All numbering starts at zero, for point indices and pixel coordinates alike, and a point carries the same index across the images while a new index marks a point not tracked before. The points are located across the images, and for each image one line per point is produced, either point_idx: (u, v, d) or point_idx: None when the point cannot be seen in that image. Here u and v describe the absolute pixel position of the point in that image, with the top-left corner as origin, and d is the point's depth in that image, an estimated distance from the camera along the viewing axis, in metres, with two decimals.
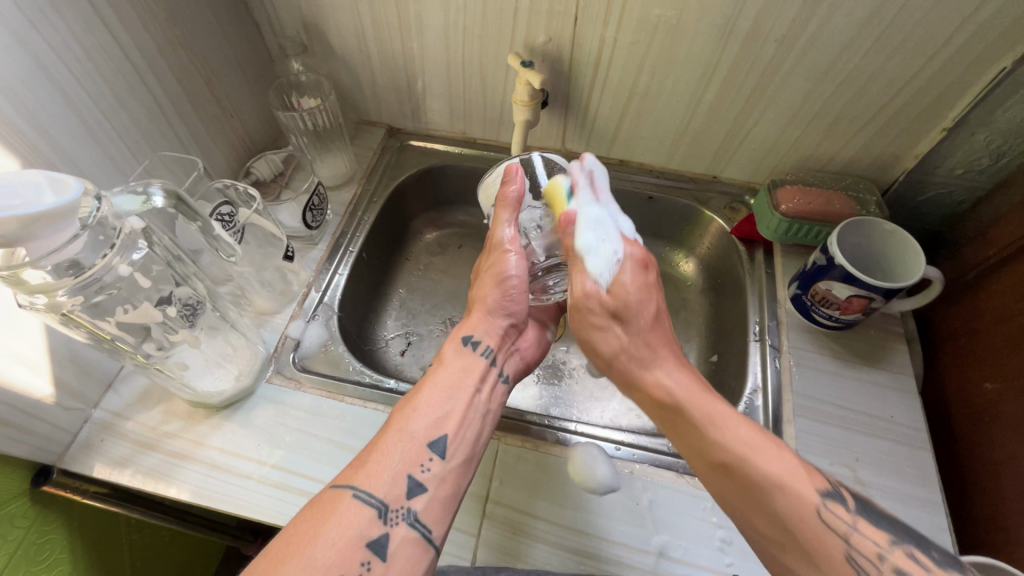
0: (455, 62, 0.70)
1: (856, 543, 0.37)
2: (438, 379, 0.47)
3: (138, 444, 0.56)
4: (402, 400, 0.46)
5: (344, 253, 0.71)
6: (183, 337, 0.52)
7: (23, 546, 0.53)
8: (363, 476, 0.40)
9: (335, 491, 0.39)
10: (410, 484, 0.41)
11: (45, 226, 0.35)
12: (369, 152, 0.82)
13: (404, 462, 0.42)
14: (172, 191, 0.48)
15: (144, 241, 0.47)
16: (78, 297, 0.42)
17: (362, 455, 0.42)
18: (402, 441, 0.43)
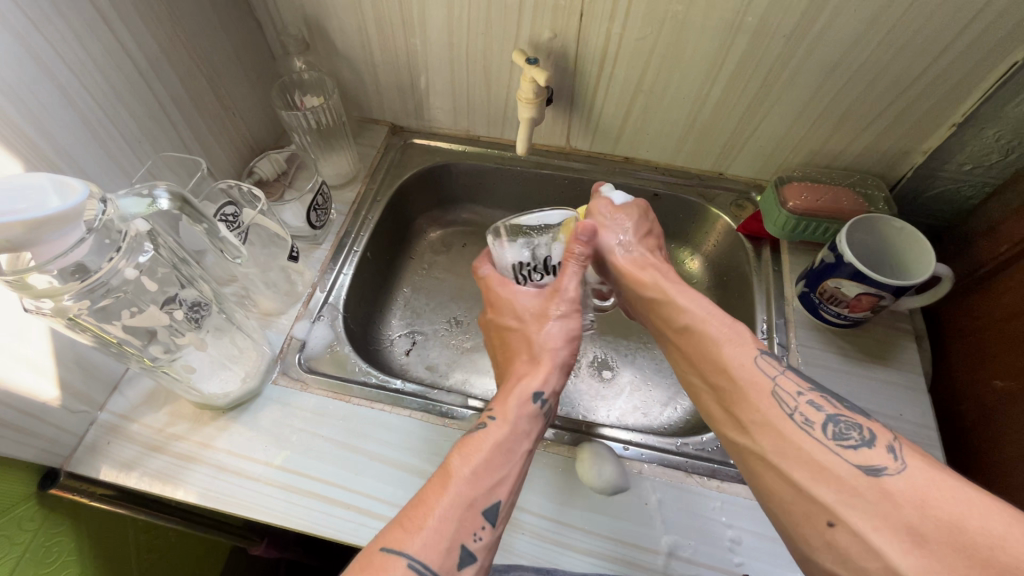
0: (459, 59, 0.69)
1: (782, 404, 0.43)
2: (498, 437, 0.46)
3: (145, 446, 0.56)
4: (458, 453, 0.44)
5: (349, 253, 0.71)
6: (190, 340, 0.52)
7: (31, 549, 0.53)
8: (419, 543, 0.38)
9: (386, 557, 0.37)
10: (463, 554, 0.39)
11: (51, 230, 0.35)
12: (371, 150, 0.81)
13: (459, 530, 0.40)
14: (177, 193, 0.47)
15: (149, 244, 0.47)
16: (85, 300, 0.42)
17: (414, 515, 0.40)
18: (459, 507, 0.41)
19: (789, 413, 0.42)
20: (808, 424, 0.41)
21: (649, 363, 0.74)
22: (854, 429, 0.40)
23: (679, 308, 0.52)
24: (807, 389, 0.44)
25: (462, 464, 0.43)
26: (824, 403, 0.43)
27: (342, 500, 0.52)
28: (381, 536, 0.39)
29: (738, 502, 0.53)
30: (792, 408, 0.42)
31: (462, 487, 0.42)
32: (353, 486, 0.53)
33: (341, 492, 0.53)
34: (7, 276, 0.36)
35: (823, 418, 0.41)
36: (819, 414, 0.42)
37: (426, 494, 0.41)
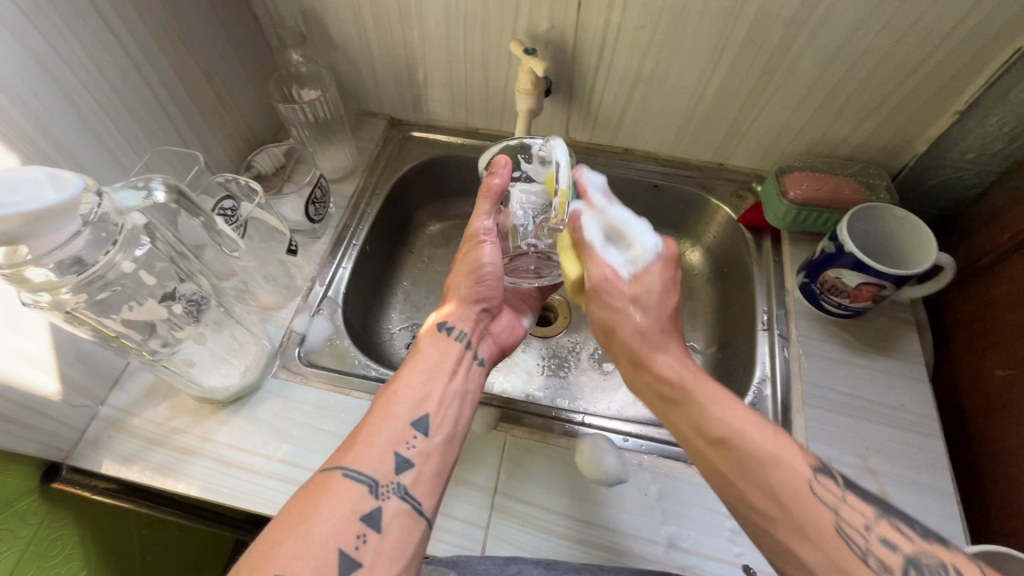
0: (456, 50, 0.69)
1: (850, 545, 0.37)
2: (416, 363, 0.48)
3: (146, 440, 0.56)
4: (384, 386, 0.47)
5: (348, 247, 0.71)
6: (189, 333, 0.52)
7: (34, 543, 0.54)
8: (352, 458, 0.41)
9: (322, 475, 0.40)
10: (397, 461, 0.42)
11: (47, 223, 0.35)
12: (370, 143, 0.81)
13: (387, 441, 0.42)
14: (174, 185, 0.46)
15: (147, 238, 0.47)
16: (82, 294, 0.42)
17: (347, 440, 0.43)
18: (385, 424, 0.43)
19: (862, 557, 0.36)
20: (887, 570, 0.35)
21: None
22: (940, 573, 0.35)
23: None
24: (875, 517, 0.38)
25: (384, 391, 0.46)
26: (899, 538, 0.37)
27: None
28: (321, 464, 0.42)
29: None
30: (863, 550, 0.37)
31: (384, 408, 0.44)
32: None
33: None
34: (4, 270, 0.36)
35: (902, 561, 0.36)
36: (896, 555, 0.36)
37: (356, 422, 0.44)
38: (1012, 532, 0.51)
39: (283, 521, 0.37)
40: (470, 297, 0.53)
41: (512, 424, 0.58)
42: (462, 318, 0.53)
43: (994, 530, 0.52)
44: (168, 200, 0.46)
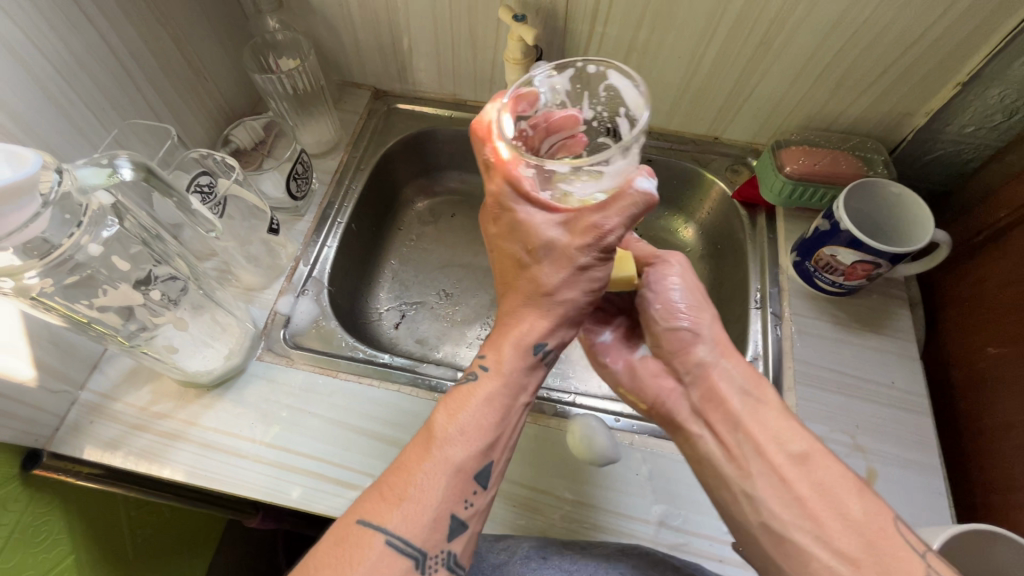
0: (443, 17, 0.65)
1: None
2: (490, 392, 0.44)
3: (128, 426, 0.55)
4: (447, 411, 0.43)
5: (333, 225, 0.69)
6: (168, 318, 0.50)
7: (20, 529, 0.53)
8: (398, 519, 0.38)
9: (363, 530, 0.37)
10: (453, 524, 0.40)
11: (7, 203, 0.33)
12: (353, 116, 0.78)
13: (445, 500, 0.40)
14: (140, 162, 0.44)
15: (114, 218, 0.45)
16: (49, 278, 0.40)
17: (394, 488, 0.39)
18: (446, 475, 0.40)
19: None
20: None
21: None
22: None
23: (793, 432, 0.44)
24: None
25: (446, 422, 0.42)
26: None
27: (333, 475, 0.52)
28: (357, 505, 0.39)
29: None
30: None
31: (437, 438, 0.42)
32: (343, 462, 0.53)
33: (330, 468, 0.53)
34: None
35: None
36: None
37: (407, 454, 0.42)
38: (997, 506, 0.51)
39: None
40: (528, 296, 0.47)
41: None
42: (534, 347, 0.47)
43: (978, 505, 0.53)
44: (136, 178, 0.44)
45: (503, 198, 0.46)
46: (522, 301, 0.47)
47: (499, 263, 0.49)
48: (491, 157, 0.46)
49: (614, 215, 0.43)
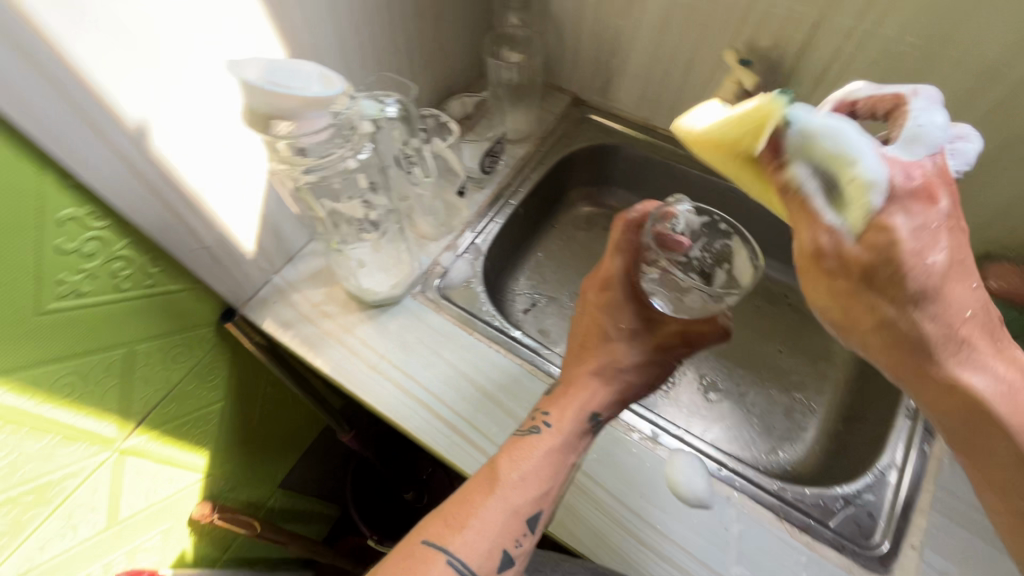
0: (666, 45, 0.69)
1: None
2: (548, 446, 0.49)
3: (300, 314, 0.66)
4: (507, 454, 0.48)
5: (504, 204, 0.75)
6: (370, 237, 0.62)
7: (199, 365, 0.66)
8: (460, 542, 0.42)
9: (428, 551, 0.41)
10: (504, 558, 0.43)
11: (312, 110, 0.41)
12: (552, 116, 0.83)
13: (501, 536, 0.44)
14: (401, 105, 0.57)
15: (369, 144, 0.53)
16: (315, 175, 0.49)
17: (458, 516, 0.44)
18: (503, 516, 0.44)
19: None
20: None
21: (760, 401, 0.72)
22: None
23: None
24: None
25: (508, 465, 0.47)
26: None
27: (443, 415, 0.58)
28: (424, 528, 0.43)
29: (825, 565, 0.49)
30: None
31: (500, 479, 0.46)
32: (455, 407, 0.58)
33: (443, 408, 0.58)
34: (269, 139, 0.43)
35: None
36: None
37: (472, 488, 0.46)
38: None
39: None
40: (601, 366, 0.55)
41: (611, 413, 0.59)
42: (592, 410, 0.52)
43: None
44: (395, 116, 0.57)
45: (609, 290, 0.57)
46: (589, 371, 0.55)
47: (577, 338, 0.58)
48: (614, 259, 0.57)
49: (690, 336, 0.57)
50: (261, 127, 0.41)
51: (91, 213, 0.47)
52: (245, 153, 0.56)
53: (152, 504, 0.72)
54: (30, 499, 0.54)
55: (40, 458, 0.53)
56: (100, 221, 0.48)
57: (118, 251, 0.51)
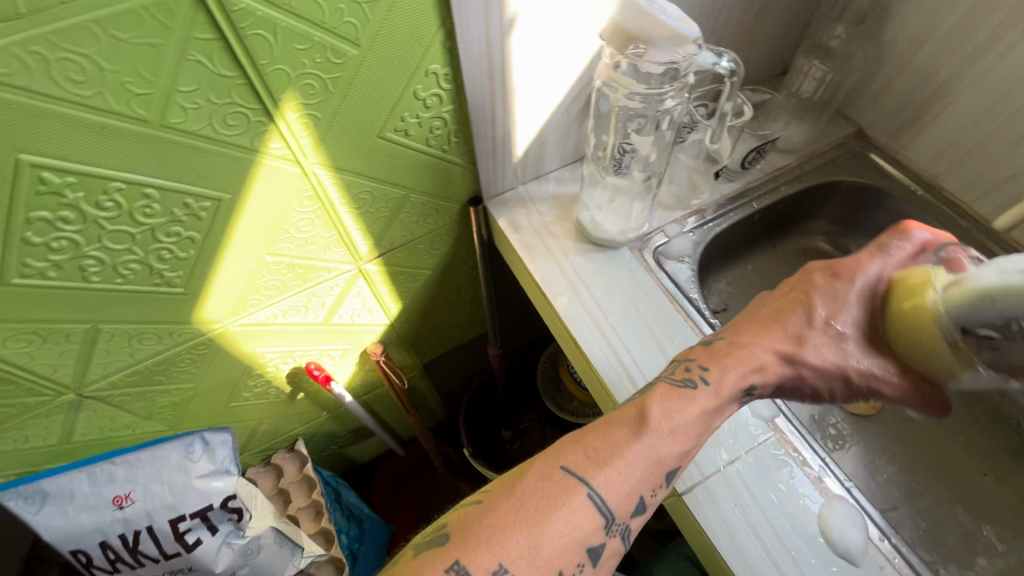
0: (1009, 104, 0.63)
1: None
2: (698, 408, 0.49)
3: (531, 224, 0.74)
4: (653, 403, 0.48)
5: (746, 203, 0.75)
6: (634, 175, 0.68)
7: (435, 233, 0.79)
8: (602, 479, 0.44)
9: (568, 478, 0.43)
10: (638, 503, 0.45)
11: (669, 43, 0.47)
12: (828, 139, 0.80)
13: (638, 483, 0.45)
14: (734, 66, 0.59)
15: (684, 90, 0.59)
16: (631, 85, 0.56)
17: (600, 453, 0.45)
18: (646, 463, 0.45)
19: None
20: None
21: (938, 511, 0.65)
22: None
23: None
24: None
25: (660, 415, 0.47)
26: None
27: (623, 356, 0.63)
28: (563, 454, 0.45)
29: None
30: None
31: (648, 426, 0.47)
32: (635, 356, 0.63)
33: (624, 351, 0.63)
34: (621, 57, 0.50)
35: None
36: None
37: (612, 430, 0.47)
38: None
39: (518, 508, 0.42)
40: (783, 336, 0.53)
41: (783, 432, 0.58)
42: (746, 381, 0.51)
43: None
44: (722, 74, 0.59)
45: (830, 272, 0.55)
46: (766, 336, 0.53)
47: (768, 303, 0.56)
48: (854, 252, 0.56)
49: (871, 365, 0.52)
50: (622, 46, 0.49)
51: (446, 75, 0.58)
52: (565, 70, 0.65)
53: (354, 323, 0.87)
54: (300, 269, 0.71)
55: (319, 246, 0.70)
56: (447, 83, 0.59)
57: (443, 112, 0.62)
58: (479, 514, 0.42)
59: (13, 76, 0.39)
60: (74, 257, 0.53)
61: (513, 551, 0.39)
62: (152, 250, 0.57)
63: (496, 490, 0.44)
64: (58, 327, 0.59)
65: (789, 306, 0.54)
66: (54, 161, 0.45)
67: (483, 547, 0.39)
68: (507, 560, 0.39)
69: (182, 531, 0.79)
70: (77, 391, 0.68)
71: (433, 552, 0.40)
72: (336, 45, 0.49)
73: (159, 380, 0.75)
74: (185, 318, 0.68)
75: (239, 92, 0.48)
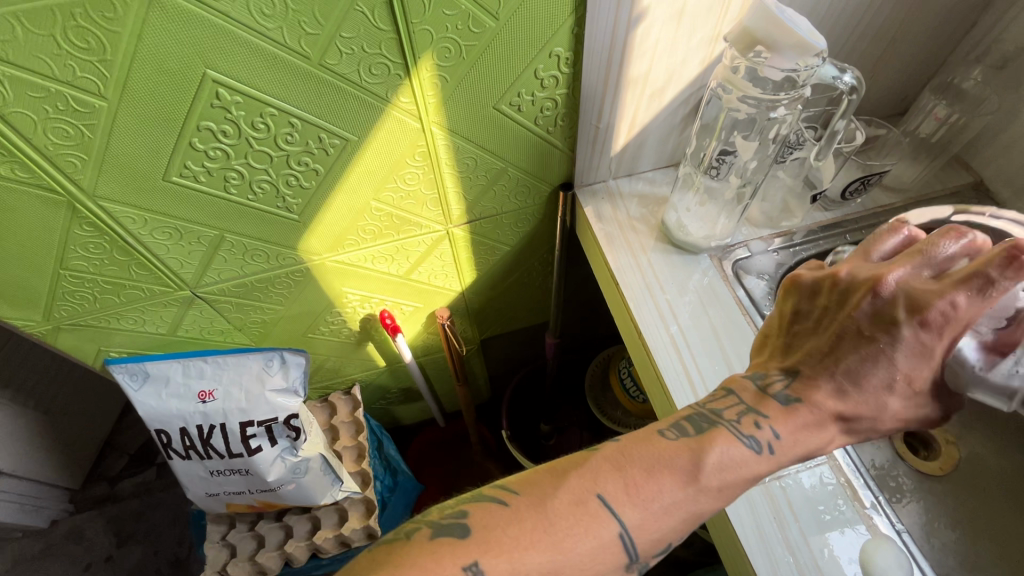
0: None
1: None
2: (752, 468, 0.46)
3: (615, 217, 0.77)
4: (703, 453, 0.45)
5: (840, 233, 0.74)
6: (732, 180, 0.70)
7: (523, 211, 0.83)
8: (636, 522, 0.42)
9: (600, 509, 0.42)
10: (665, 547, 0.44)
11: (793, 50, 0.50)
12: (940, 186, 0.78)
13: (671, 531, 0.44)
14: (858, 85, 0.60)
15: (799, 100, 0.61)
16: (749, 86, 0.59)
17: (640, 492, 0.43)
18: (686, 514, 0.44)
19: None
20: None
21: None
22: None
23: None
24: None
25: (715, 470, 0.45)
26: None
27: (684, 354, 0.64)
28: (602, 481, 0.44)
29: None
30: None
31: (700, 479, 0.44)
32: (695, 356, 0.63)
33: (685, 349, 0.64)
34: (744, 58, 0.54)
35: None
36: None
37: (660, 469, 0.44)
38: None
39: (544, 529, 0.41)
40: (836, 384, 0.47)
41: (836, 459, 0.57)
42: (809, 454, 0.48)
43: None
44: (843, 90, 0.61)
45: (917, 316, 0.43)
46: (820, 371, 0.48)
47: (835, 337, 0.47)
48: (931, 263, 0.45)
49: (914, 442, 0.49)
50: (745, 48, 0.53)
51: (567, 60, 0.62)
52: (679, 73, 0.67)
53: (429, 283, 0.93)
54: (394, 220, 0.77)
55: (416, 203, 0.76)
56: (566, 68, 0.63)
57: (556, 95, 0.66)
58: (503, 520, 0.42)
59: (221, 1, 0.48)
60: (222, 167, 0.61)
61: (530, 572, 0.40)
62: (282, 174, 0.65)
63: (524, 498, 0.43)
64: (193, 228, 0.68)
65: (863, 362, 0.45)
66: (230, 81, 0.53)
67: (502, 556, 0.40)
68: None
69: (248, 435, 0.88)
70: (192, 289, 0.78)
71: (451, 545, 0.40)
72: (478, 15, 0.55)
73: (256, 297, 0.83)
74: (293, 244, 0.76)
75: (387, 45, 0.55)
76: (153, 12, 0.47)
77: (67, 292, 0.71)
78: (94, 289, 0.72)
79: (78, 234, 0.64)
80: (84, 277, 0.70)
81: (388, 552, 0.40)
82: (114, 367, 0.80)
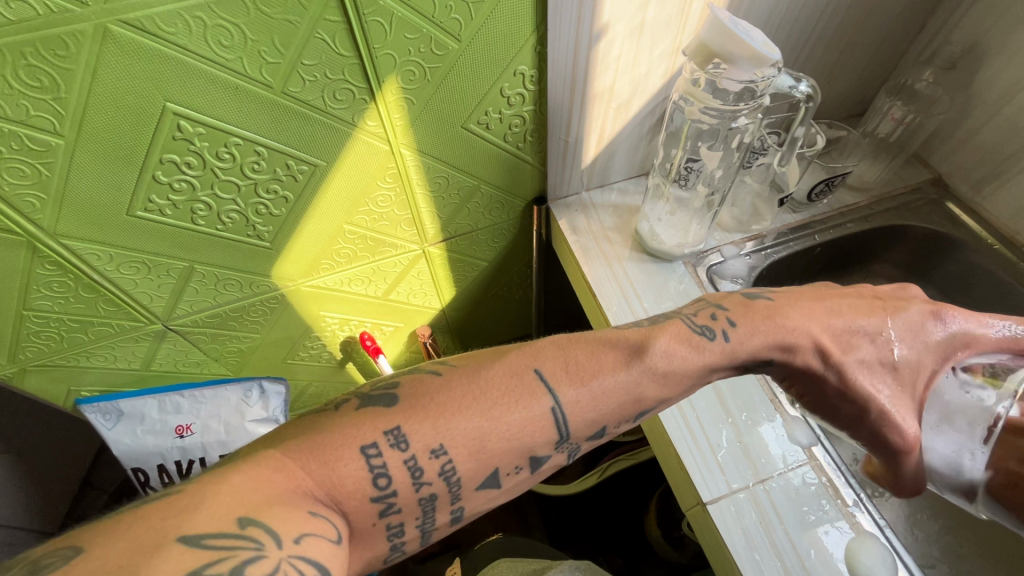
0: None
1: None
2: (691, 355, 0.48)
3: (589, 228, 0.77)
4: (645, 344, 0.47)
5: (808, 233, 0.76)
6: (698, 189, 0.71)
7: (498, 226, 0.83)
8: (571, 398, 0.43)
9: (536, 383, 0.43)
10: (599, 431, 0.45)
11: (748, 61, 0.51)
12: (901, 183, 0.80)
13: (607, 414, 0.45)
14: (811, 91, 0.62)
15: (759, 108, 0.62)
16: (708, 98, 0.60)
17: (579, 372, 0.45)
18: (625, 397, 0.45)
19: None
20: None
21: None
22: None
23: None
24: None
25: (658, 354, 0.47)
26: None
27: None
28: (541, 359, 0.45)
29: None
30: None
31: (643, 360, 0.46)
32: None
33: None
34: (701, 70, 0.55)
35: None
36: None
37: (604, 353, 0.46)
38: None
39: (475, 396, 0.41)
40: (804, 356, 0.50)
41: (817, 460, 0.58)
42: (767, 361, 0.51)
43: None
44: (800, 98, 0.63)
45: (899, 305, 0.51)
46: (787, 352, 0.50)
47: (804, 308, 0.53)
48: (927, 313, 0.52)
49: (894, 407, 0.51)
50: (702, 60, 0.54)
51: (532, 77, 0.62)
52: (643, 85, 0.68)
53: (409, 302, 0.93)
54: (368, 242, 0.77)
55: (390, 224, 0.75)
56: (532, 85, 0.63)
57: (524, 112, 0.66)
58: (435, 388, 0.42)
59: (177, 35, 0.47)
60: (188, 200, 0.60)
61: (457, 434, 0.40)
62: (250, 203, 0.64)
63: (460, 369, 0.44)
64: (162, 260, 0.66)
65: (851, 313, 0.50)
66: (192, 113, 0.53)
67: (427, 421, 0.40)
68: (449, 443, 0.39)
69: None
70: (164, 323, 0.76)
71: (376, 413, 0.40)
72: (441, 38, 0.55)
73: (231, 326, 0.82)
74: (266, 271, 0.74)
75: (351, 71, 0.55)
76: (107, 48, 0.46)
77: (32, 332, 0.68)
78: (60, 328, 0.70)
79: (40, 273, 0.62)
80: (49, 316, 0.68)
81: (309, 420, 0.40)
82: (85, 408, 0.78)
